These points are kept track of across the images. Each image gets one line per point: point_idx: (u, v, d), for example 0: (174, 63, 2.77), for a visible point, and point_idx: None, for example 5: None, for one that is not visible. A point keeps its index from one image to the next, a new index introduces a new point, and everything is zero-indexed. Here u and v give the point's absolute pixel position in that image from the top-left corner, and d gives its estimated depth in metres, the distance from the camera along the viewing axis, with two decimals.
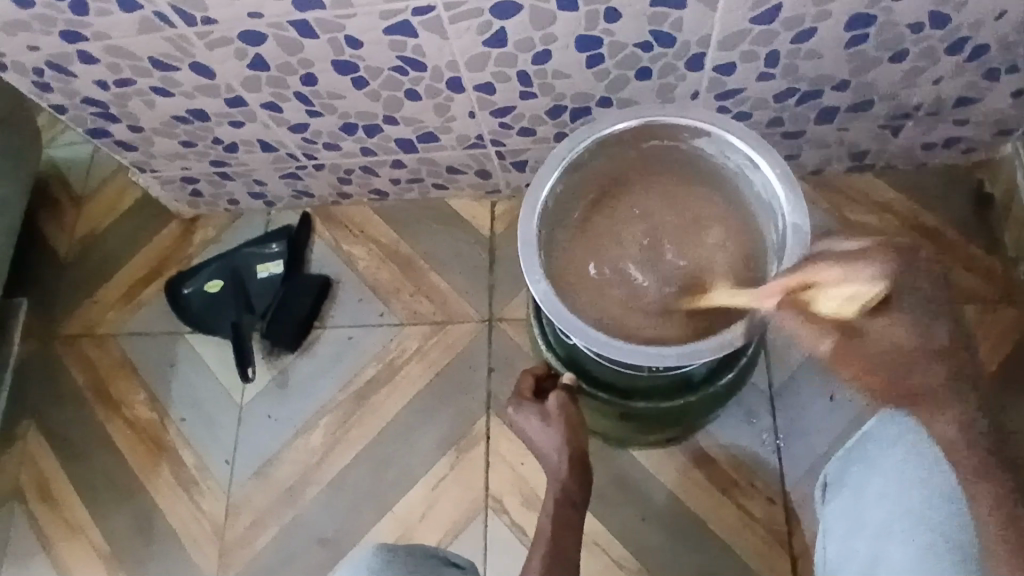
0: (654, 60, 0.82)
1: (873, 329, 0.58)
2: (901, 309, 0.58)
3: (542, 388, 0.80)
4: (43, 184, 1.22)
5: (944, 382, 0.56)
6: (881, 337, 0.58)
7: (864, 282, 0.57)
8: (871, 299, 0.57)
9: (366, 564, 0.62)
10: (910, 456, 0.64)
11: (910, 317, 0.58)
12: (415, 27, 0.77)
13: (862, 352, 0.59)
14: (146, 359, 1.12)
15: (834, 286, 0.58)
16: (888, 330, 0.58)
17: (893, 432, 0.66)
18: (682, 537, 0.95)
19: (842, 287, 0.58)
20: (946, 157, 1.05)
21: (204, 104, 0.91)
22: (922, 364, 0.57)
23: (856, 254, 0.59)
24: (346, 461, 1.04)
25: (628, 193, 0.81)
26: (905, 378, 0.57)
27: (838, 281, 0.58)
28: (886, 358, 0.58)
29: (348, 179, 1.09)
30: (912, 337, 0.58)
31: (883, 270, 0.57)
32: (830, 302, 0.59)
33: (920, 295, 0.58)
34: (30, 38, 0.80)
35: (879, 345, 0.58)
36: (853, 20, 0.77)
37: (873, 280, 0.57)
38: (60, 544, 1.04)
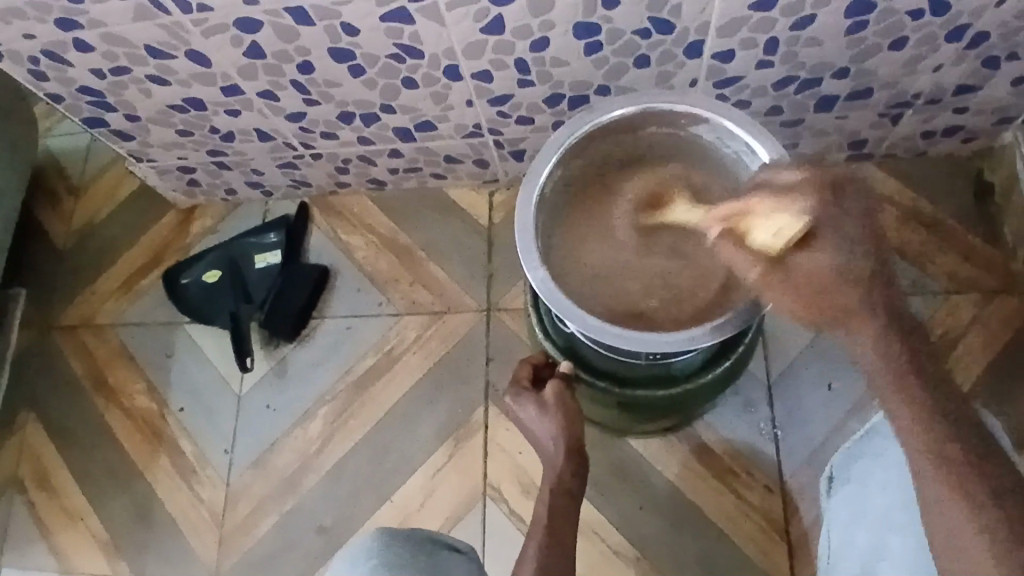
0: (652, 47, 0.82)
1: (799, 258, 0.61)
2: (827, 240, 0.60)
3: (540, 376, 0.80)
4: (39, 174, 1.21)
5: (865, 313, 0.61)
6: (803, 264, 0.61)
7: (790, 215, 0.60)
8: (795, 233, 0.59)
9: (364, 554, 0.61)
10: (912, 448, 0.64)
11: (837, 246, 0.60)
12: (412, 14, 0.76)
13: (786, 277, 0.62)
14: (144, 349, 1.12)
15: (766, 217, 0.61)
16: (811, 258, 0.61)
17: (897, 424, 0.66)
18: (681, 526, 0.95)
19: (769, 223, 0.61)
20: (946, 146, 1.04)
21: (200, 93, 0.91)
22: (850, 288, 0.60)
23: (790, 188, 0.61)
24: (344, 451, 1.05)
25: (622, 168, 0.80)
26: (825, 303, 0.61)
27: (769, 211, 0.61)
28: (814, 284, 0.61)
29: (346, 168, 1.09)
30: (836, 261, 0.60)
31: (810, 206, 0.59)
32: (762, 234, 0.61)
33: (846, 225, 0.60)
34: (24, 26, 0.79)
35: (804, 271, 0.61)
36: (853, 7, 0.77)
37: (797, 216, 0.59)
38: (59, 532, 1.04)
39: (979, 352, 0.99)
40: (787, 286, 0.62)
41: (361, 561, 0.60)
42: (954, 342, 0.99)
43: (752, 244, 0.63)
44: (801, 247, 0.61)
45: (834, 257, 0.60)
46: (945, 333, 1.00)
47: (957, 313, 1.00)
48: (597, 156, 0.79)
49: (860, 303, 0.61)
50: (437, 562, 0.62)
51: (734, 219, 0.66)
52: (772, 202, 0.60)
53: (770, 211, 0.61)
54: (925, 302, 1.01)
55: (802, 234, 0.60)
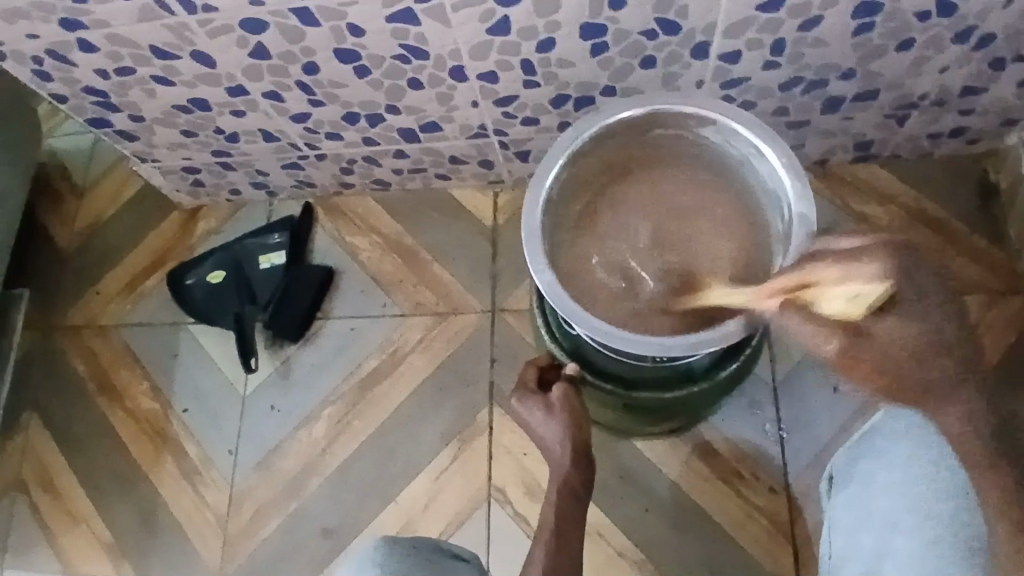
0: (658, 48, 0.82)
1: (877, 326, 0.52)
2: (906, 309, 0.51)
3: (546, 378, 0.80)
4: (44, 175, 1.21)
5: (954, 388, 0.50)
6: (889, 333, 0.52)
7: (866, 278, 0.52)
8: (875, 296, 0.52)
9: (370, 561, 0.61)
10: (916, 452, 0.64)
11: (916, 317, 0.51)
12: (417, 15, 0.76)
13: (865, 350, 0.53)
14: (148, 350, 1.12)
15: (837, 285, 0.55)
16: (895, 327, 0.52)
17: (900, 426, 0.66)
18: (685, 528, 0.95)
19: (841, 289, 0.54)
20: (952, 148, 1.04)
21: (205, 93, 0.91)
22: (937, 364, 0.51)
23: (859, 251, 0.55)
24: (348, 452, 1.04)
25: (628, 195, 0.81)
26: (903, 375, 0.51)
27: (840, 279, 0.55)
28: (892, 360, 0.52)
29: (350, 169, 1.09)
30: (924, 330, 0.51)
31: (886, 267, 0.52)
32: (835, 302, 0.54)
33: (929, 292, 0.51)
34: (29, 26, 0.79)
35: (885, 340, 0.52)
36: (860, 8, 0.76)
37: (873, 280, 0.52)
38: (63, 534, 1.04)
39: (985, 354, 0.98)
40: (868, 362, 0.53)
41: (364, 569, 0.60)
42: None
43: (823, 313, 0.56)
44: (883, 313, 0.52)
45: (921, 325, 0.51)
46: None
47: None
48: (602, 173, 0.80)
49: (945, 387, 0.50)
50: (443, 568, 0.63)
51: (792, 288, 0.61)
52: (840, 267, 0.55)
53: (840, 279, 0.55)
54: None
55: (884, 301, 0.51)
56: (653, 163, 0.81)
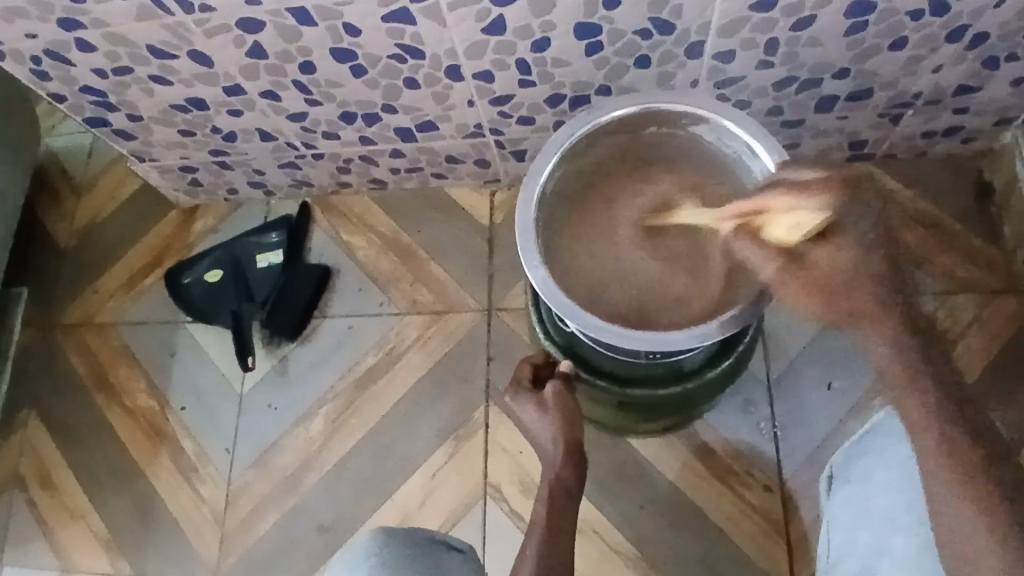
0: (653, 48, 0.82)
1: (816, 254, 0.60)
2: (849, 233, 0.59)
3: (540, 375, 0.80)
4: (42, 174, 1.22)
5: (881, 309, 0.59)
6: (821, 260, 0.60)
7: (808, 209, 0.59)
8: (814, 227, 0.59)
9: (363, 555, 0.62)
10: (917, 452, 0.63)
11: (856, 241, 0.59)
12: (414, 14, 0.77)
13: (801, 275, 0.61)
14: (146, 348, 1.12)
15: (787, 211, 0.61)
16: (829, 255, 0.60)
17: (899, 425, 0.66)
18: (680, 526, 0.95)
19: (787, 217, 0.61)
20: (946, 147, 1.05)
21: (202, 92, 0.91)
22: (875, 290, 0.59)
23: (805, 185, 0.61)
24: (345, 450, 1.05)
25: (620, 187, 0.81)
26: (842, 300, 0.60)
27: (788, 206, 0.61)
28: (832, 279, 0.60)
29: (348, 168, 1.09)
30: (855, 258, 0.59)
31: (824, 202, 0.58)
32: (779, 229, 0.61)
33: (868, 215, 0.59)
34: (27, 25, 0.79)
35: (819, 269, 0.60)
36: (854, 7, 0.77)
37: (818, 210, 0.59)
38: (61, 531, 1.04)
39: (980, 352, 0.99)
40: (803, 280, 0.61)
41: (359, 562, 0.61)
42: (954, 342, 0.99)
43: (768, 238, 0.63)
44: (821, 240, 0.60)
45: (853, 255, 0.59)
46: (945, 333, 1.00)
47: (957, 313, 1.00)
48: (591, 165, 0.80)
49: (874, 305, 0.59)
50: (439, 565, 0.63)
51: (748, 213, 0.66)
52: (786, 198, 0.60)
53: (787, 208, 0.61)
54: (925, 302, 1.01)
55: (823, 229, 0.58)
56: (645, 154, 0.81)
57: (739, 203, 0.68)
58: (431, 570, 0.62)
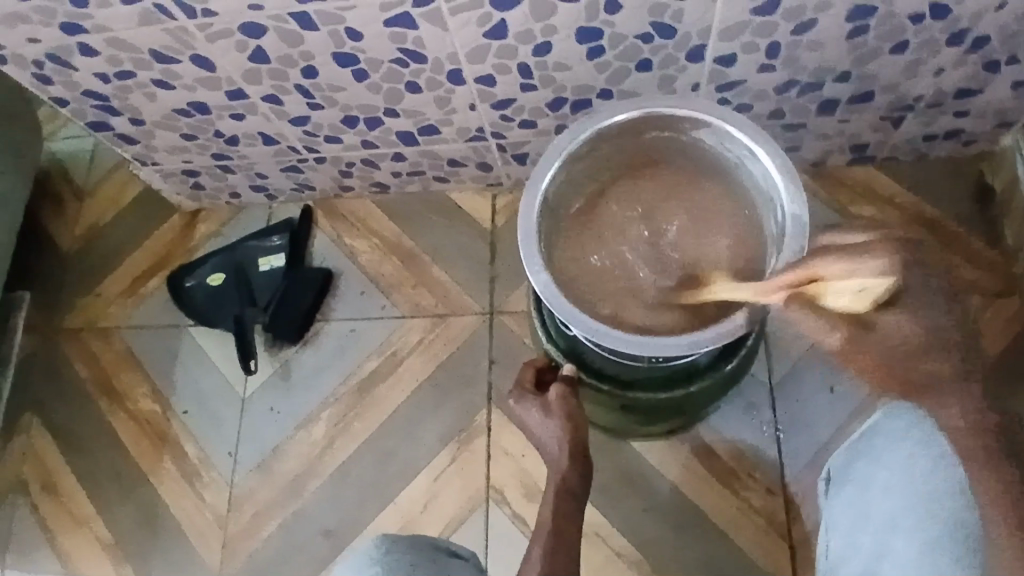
0: (654, 52, 0.82)
1: (884, 321, 0.58)
2: (919, 299, 0.57)
3: (543, 379, 0.81)
4: (45, 178, 1.22)
5: (954, 379, 0.56)
6: (889, 326, 0.58)
7: (871, 274, 0.56)
8: (880, 291, 0.56)
9: (367, 559, 0.62)
10: (914, 454, 0.64)
11: (927, 311, 0.57)
12: (415, 18, 0.77)
13: (870, 343, 0.59)
14: (149, 352, 1.13)
15: (843, 278, 0.58)
16: (899, 321, 0.57)
17: (899, 427, 0.66)
18: (683, 529, 0.95)
19: (845, 285, 0.57)
20: (948, 149, 1.05)
21: (205, 97, 0.91)
22: (946, 364, 0.56)
23: (863, 247, 0.58)
24: (347, 453, 1.05)
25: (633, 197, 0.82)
26: (909, 370, 0.58)
27: (842, 273, 0.58)
28: (893, 353, 0.58)
29: (350, 172, 1.09)
30: (923, 330, 0.57)
31: (888, 264, 0.55)
32: (840, 296, 0.58)
33: (932, 283, 0.57)
34: (30, 31, 0.80)
35: (887, 337, 0.58)
36: (854, 11, 0.77)
37: (877, 274, 0.56)
38: (65, 535, 1.05)
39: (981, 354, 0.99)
40: (867, 354, 0.59)
41: (364, 566, 0.61)
42: None
43: (827, 307, 0.59)
44: (889, 306, 0.57)
45: (921, 327, 0.57)
46: None
47: None
48: (599, 177, 0.81)
49: (948, 378, 0.56)
50: (442, 567, 0.63)
51: (797, 282, 0.62)
52: (842, 264, 0.57)
53: (841, 271, 0.58)
54: None
55: (890, 294, 0.56)
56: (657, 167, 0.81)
57: (785, 272, 0.64)
58: (436, 575, 0.62)
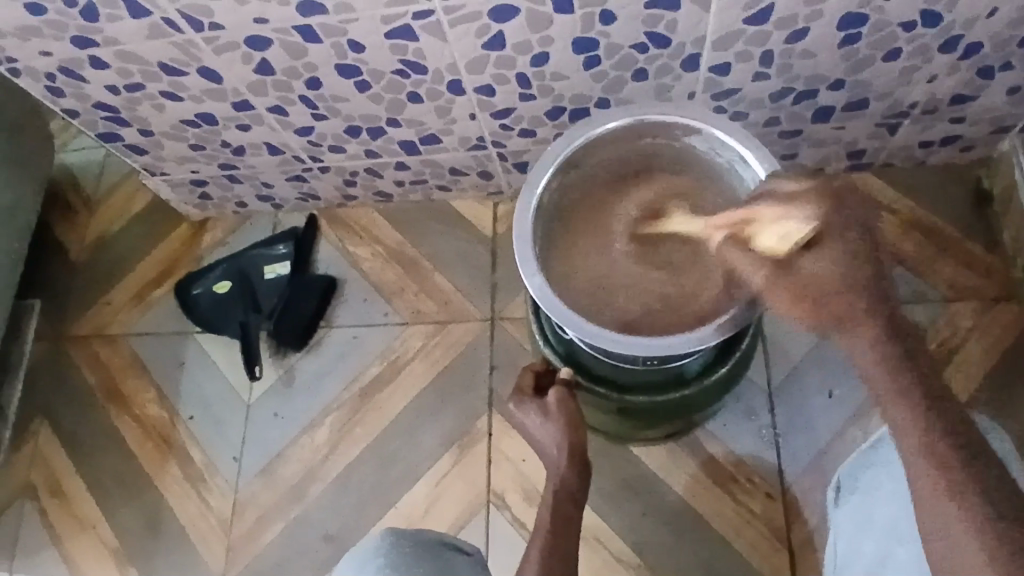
0: (650, 61, 0.84)
1: (805, 262, 0.59)
2: (832, 241, 0.59)
3: (542, 383, 0.81)
4: (55, 188, 1.25)
5: (866, 323, 0.58)
6: (813, 269, 0.59)
7: (798, 220, 0.59)
8: (802, 236, 0.59)
9: (372, 555, 0.63)
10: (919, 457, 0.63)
11: (845, 256, 0.58)
12: (416, 30, 0.79)
13: (795, 285, 0.60)
14: (156, 358, 1.14)
15: (771, 223, 0.61)
16: (822, 266, 0.59)
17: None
18: (684, 534, 0.95)
19: (774, 227, 0.61)
20: (945, 156, 1.05)
21: (211, 108, 0.94)
22: (850, 294, 0.58)
23: (791, 197, 0.61)
24: (350, 458, 1.06)
25: (615, 201, 0.83)
26: (838, 313, 0.59)
27: (774, 217, 0.61)
28: (822, 291, 0.58)
29: (353, 181, 1.11)
30: (839, 265, 0.58)
31: (814, 212, 0.59)
32: (768, 238, 0.61)
33: (849, 233, 0.59)
34: (41, 43, 0.82)
35: (809, 277, 0.59)
36: (845, 19, 0.79)
37: (805, 221, 0.59)
38: (70, 540, 1.06)
39: (979, 359, 0.99)
40: (790, 292, 0.60)
41: (369, 561, 0.62)
42: (954, 349, 0.99)
43: (757, 248, 0.62)
44: (809, 249, 0.59)
45: (839, 262, 0.58)
46: (945, 341, 1.00)
47: (957, 320, 1.01)
48: (577, 189, 0.82)
49: (861, 322, 0.58)
50: (449, 567, 0.64)
51: (739, 226, 0.66)
52: (775, 210, 0.61)
53: (775, 217, 0.61)
54: (925, 310, 1.01)
55: (808, 238, 0.59)
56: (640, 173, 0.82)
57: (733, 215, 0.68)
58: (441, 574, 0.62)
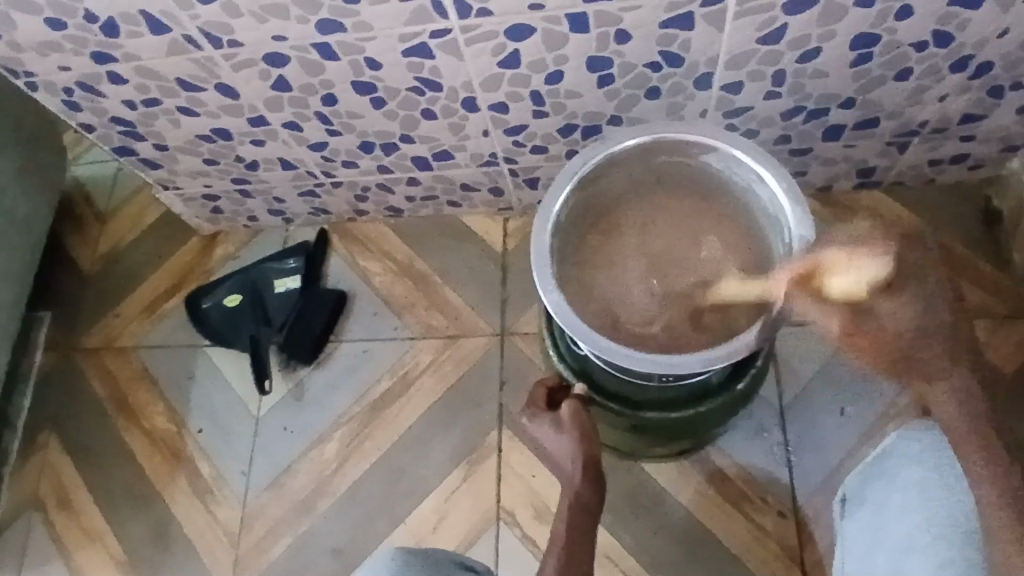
0: (662, 80, 0.85)
1: (884, 309, 0.63)
2: (910, 291, 0.62)
3: (554, 398, 0.81)
4: (67, 202, 1.26)
5: (945, 362, 0.61)
6: (887, 316, 0.62)
7: (869, 263, 0.62)
8: (878, 278, 0.61)
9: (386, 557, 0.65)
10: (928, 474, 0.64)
11: (921, 303, 0.62)
12: (432, 49, 0.80)
13: (869, 329, 0.63)
14: (166, 371, 1.14)
15: (845, 268, 0.62)
16: (898, 312, 0.62)
17: (913, 449, 0.66)
18: (694, 551, 0.95)
19: (849, 271, 0.62)
20: (954, 174, 1.06)
21: (227, 123, 0.95)
22: (933, 344, 0.61)
23: (866, 241, 0.63)
24: (358, 473, 1.06)
25: (639, 267, 0.81)
26: (906, 357, 0.62)
27: (846, 262, 0.63)
28: (898, 340, 0.62)
29: (365, 196, 1.12)
30: (921, 318, 0.62)
31: (892, 257, 0.62)
32: (843, 281, 0.62)
33: (927, 283, 0.63)
34: (61, 58, 0.83)
35: (886, 324, 0.63)
36: (858, 39, 0.80)
37: (878, 264, 0.61)
38: (78, 553, 1.05)
39: (992, 378, 0.99)
40: (868, 339, 0.63)
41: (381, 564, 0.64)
42: None
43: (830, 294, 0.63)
44: (888, 295, 0.62)
45: (919, 313, 0.62)
46: None
47: None
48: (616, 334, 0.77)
49: (942, 364, 0.61)
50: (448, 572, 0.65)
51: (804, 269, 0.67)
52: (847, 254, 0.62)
53: (845, 263, 0.62)
54: None
55: (885, 280, 0.61)
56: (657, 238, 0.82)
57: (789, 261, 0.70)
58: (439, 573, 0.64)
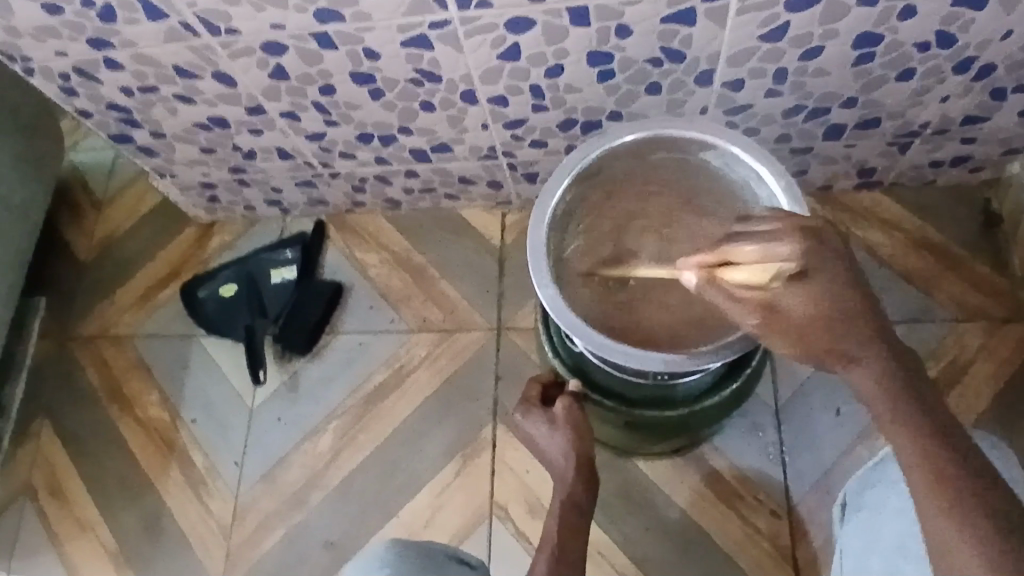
0: (663, 76, 0.84)
1: (787, 301, 0.56)
2: (819, 275, 0.56)
3: (550, 394, 0.81)
4: (64, 189, 1.25)
5: (864, 346, 0.57)
6: (794, 305, 0.56)
7: (779, 256, 0.55)
8: (782, 270, 0.55)
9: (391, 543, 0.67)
10: None
11: (829, 289, 0.56)
12: (432, 40, 0.79)
13: (777, 320, 0.57)
14: (161, 360, 1.14)
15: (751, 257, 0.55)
16: (804, 301, 0.56)
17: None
18: (687, 549, 0.95)
19: (756, 262, 0.55)
20: (955, 175, 1.05)
21: (224, 112, 0.94)
22: (842, 328, 0.56)
23: (772, 230, 0.56)
24: (352, 466, 1.06)
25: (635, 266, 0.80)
26: (813, 344, 0.57)
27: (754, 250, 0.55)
28: (798, 326, 0.57)
29: (363, 188, 1.11)
30: (825, 305, 0.56)
31: (796, 249, 0.55)
32: (743, 274, 0.55)
33: (840, 270, 0.56)
34: (58, 44, 0.83)
35: (795, 315, 0.56)
36: (861, 38, 0.79)
37: (785, 254, 0.55)
38: (70, 542, 1.05)
39: (988, 380, 0.98)
40: (775, 332, 0.58)
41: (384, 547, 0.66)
42: (962, 369, 0.99)
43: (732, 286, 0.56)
44: (794, 284, 0.56)
45: (823, 301, 0.56)
46: (952, 361, 0.99)
47: (965, 340, 1.00)
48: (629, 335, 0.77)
49: (862, 346, 0.57)
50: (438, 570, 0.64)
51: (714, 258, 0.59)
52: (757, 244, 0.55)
53: (751, 250, 0.55)
54: (932, 328, 1.01)
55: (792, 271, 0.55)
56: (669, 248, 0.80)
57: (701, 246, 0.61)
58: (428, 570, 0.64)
